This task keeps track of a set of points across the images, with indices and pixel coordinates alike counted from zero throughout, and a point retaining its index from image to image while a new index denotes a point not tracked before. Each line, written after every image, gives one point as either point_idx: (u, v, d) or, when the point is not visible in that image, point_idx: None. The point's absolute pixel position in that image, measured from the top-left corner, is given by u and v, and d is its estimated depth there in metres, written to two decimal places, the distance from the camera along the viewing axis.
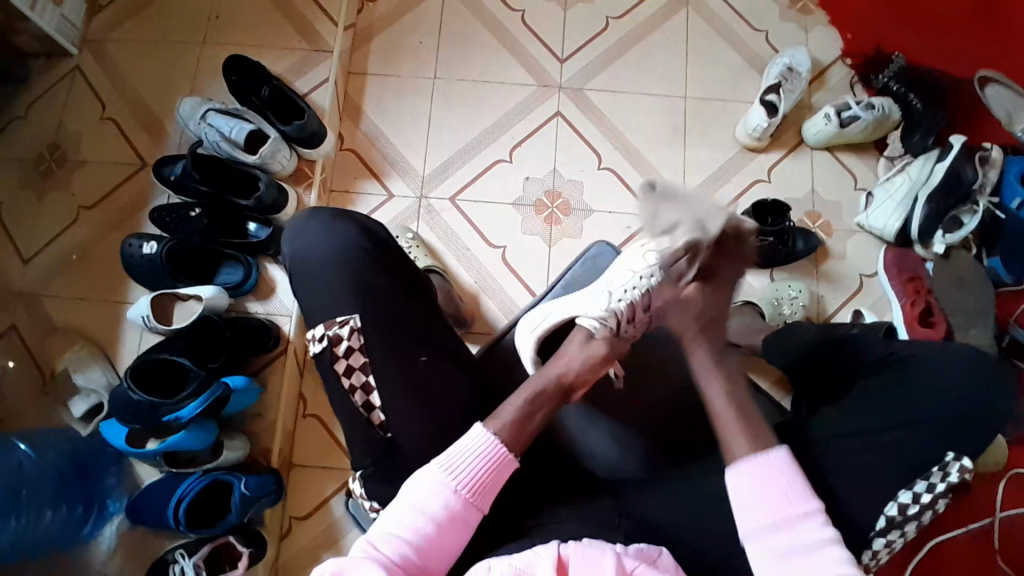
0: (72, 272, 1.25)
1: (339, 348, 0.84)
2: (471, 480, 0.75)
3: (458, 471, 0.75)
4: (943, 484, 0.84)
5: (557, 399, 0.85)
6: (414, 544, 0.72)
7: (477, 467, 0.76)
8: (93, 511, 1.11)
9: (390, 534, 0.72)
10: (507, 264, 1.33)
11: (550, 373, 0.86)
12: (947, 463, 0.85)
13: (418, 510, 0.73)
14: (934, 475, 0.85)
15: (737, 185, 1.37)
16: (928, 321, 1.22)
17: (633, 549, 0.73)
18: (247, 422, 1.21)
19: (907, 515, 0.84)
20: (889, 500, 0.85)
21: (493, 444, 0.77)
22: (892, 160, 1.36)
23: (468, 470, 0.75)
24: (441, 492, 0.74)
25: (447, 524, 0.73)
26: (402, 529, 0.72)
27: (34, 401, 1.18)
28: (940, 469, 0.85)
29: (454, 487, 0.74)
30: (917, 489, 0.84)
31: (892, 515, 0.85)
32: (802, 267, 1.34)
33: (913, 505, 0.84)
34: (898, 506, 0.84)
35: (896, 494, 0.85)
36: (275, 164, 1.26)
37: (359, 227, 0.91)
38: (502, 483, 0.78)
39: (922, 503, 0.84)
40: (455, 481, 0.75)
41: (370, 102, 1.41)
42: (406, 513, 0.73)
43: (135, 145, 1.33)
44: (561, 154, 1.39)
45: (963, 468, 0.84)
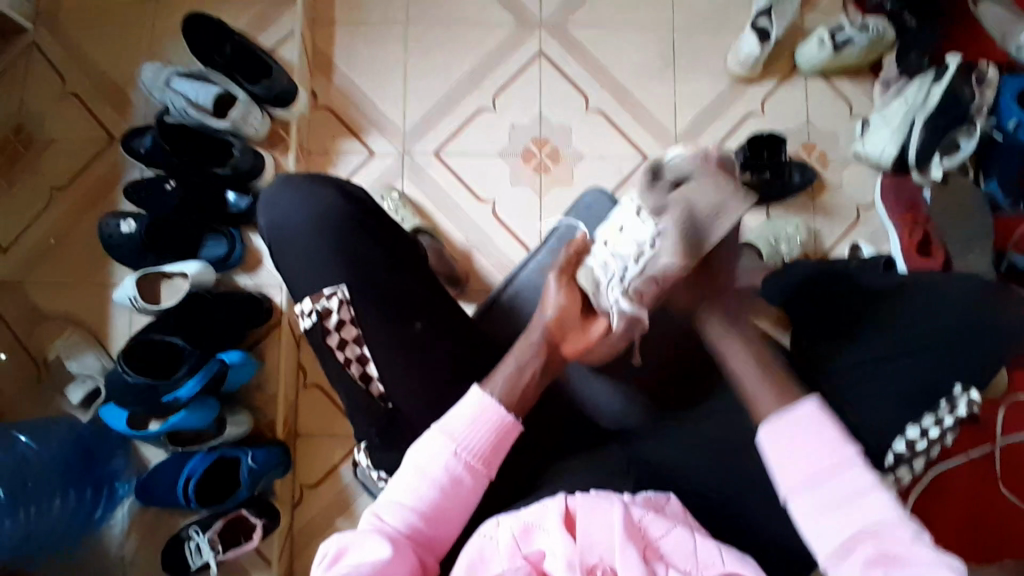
0: (51, 257, 1.21)
1: (330, 322, 0.82)
2: (474, 443, 0.75)
3: (459, 435, 0.75)
4: (951, 419, 0.85)
5: (546, 355, 0.83)
6: (420, 510, 0.73)
7: (478, 432, 0.76)
8: (103, 495, 1.12)
9: (394, 503, 0.73)
10: (498, 219, 1.30)
11: (533, 330, 0.84)
12: (955, 397, 0.86)
13: (421, 476, 0.74)
14: (942, 409, 0.86)
15: (730, 120, 1.32)
16: (926, 250, 1.21)
17: (640, 497, 0.74)
18: (248, 396, 1.20)
19: (914, 450, 0.86)
20: (897, 436, 0.86)
21: (494, 410, 0.77)
22: (888, 83, 1.30)
23: (469, 435, 0.76)
24: (444, 457, 0.74)
25: (450, 488, 0.74)
26: (408, 497, 0.73)
27: (30, 391, 1.17)
28: (949, 402, 0.86)
29: (456, 451, 0.75)
30: (925, 424, 0.85)
31: (901, 451, 0.86)
32: (799, 202, 1.31)
33: (921, 442, 0.86)
34: (906, 443, 0.86)
35: (904, 430, 0.86)
36: (249, 128, 1.22)
37: (340, 193, 0.87)
38: (506, 448, 0.78)
39: (930, 438, 0.85)
40: (457, 446, 0.75)
41: (341, 53, 1.34)
42: (411, 482, 0.74)
43: (100, 118, 1.26)
44: (545, 97, 1.33)
45: (971, 400, 0.86)
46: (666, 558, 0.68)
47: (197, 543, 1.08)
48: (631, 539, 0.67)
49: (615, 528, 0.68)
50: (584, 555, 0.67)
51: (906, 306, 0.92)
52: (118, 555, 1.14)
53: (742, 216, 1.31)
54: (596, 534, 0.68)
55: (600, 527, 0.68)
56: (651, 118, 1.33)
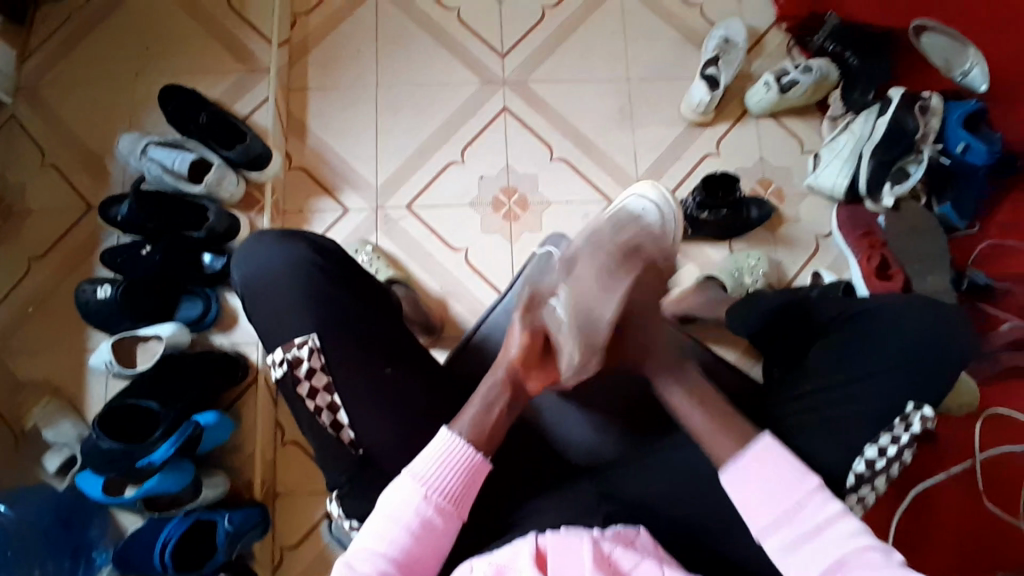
0: (27, 326, 1.23)
1: (300, 370, 0.83)
2: (443, 485, 0.76)
3: (429, 478, 0.76)
4: (907, 435, 0.87)
5: (511, 393, 0.84)
6: (392, 557, 0.72)
7: (448, 472, 0.76)
8: (81, 564, 1.10)
9: (367, 551, 0.73)
10: (471, 266, 1.33)
11: (497, 368, 0.85)
12: (909, 413, 0.87)
13: (393, 523, 0.74)
14: (897, 426, 0.87)
15: (688, 161, 1.39)
16: (885, 275, 1.25)
17: (610, 531, 0.74)
18: (225, 455, 1.20)
19: (875, 469, 0.86)
20: (857, 457, 0.87)
21: (463, 449, 0.78)
22: (835, 120, 1.38)
23: (439, 476, 0.76)
24: (414, 502, 0.74)
25: (422, 533, 0.74)
26: (379, 544, 0.73)
27: (3, 461, 1.16)
28: (903, 419, 0.87)
29: (427, 494, 0.75)
30: (882, 443, 0.87)
31: (862, 471, 0.86)
32: (759, 236, 1.36)
33: (880, 459, 0.86)
34: (867, 462, 0.86)
35: (863, 450, 0.87)
36: (223, 192, 1.25)
37: (310, 246, 0.89)
38: (477, 485, 0.79)
39: (889, 457, 0.86)
40: (427, 489, 0.75)
41: (313, 117, 1.39)
42: (382, 529, 0.74)
43: (78, 188, 1.30)
44: (511, 149, 1.39)
45: (925, 416, 0.87)
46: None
47: None
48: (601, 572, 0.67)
49: (586, 563, 0.68)
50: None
51: (862, 329, 0.95)
52: None
53: (706, 250, 1.35)
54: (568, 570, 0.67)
55: (570, 564, 0.68)
56: (613, 163, 1.39)
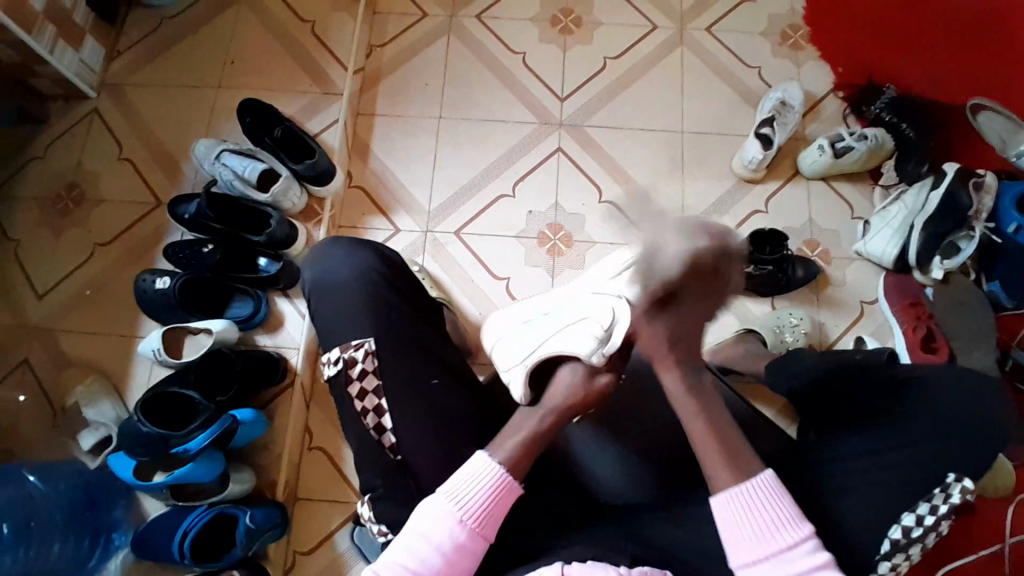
0: (85, 306, 1.29)
1: (354, 370, 0.86)
2: (476, 509, 0.76)
3: (465, 502, 0.76)
4: (946, 506, 0.84)
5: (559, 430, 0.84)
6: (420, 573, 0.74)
7: (482, 497, 0.77)
8: (99, 545, 1.11)
9: (397, 563, 0.74)
10: (511, 296, 1.36)
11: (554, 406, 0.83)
12: (949, 485, 0.85)
13: (424, 540, 0.75)
14: (936, 497, 0.85)
15: (736, 216, 1.40)
16: (930, 347, 1.22)
17: (638, 572, 0.75)
18: (256, 455, 1.22)
19: (911, 538, 0.84)
20: (894, 523, 0.84)
21: (498, 474, 0.78)
22: (887, 189, 1.39)
23: (474, 500, 0.77)
24: (447, 523, 0.75)
25: (451, 553, 0.75)
26: (409, 558, 0.74)
27: (42, 434, 1.20)
28: (942, 490, 0.85)
29: (460, 517, 0.76)
30: (920, 512, 0.84)
31: (897, 538, 0.84)
32: (802, 295, 1.36)
33: (916, 529, 0.84)
34: (902, 529, 0.84)
35: (899, 517, 0.84)
36: (286, 202, 1.30)
37: (378, 256, 0.95)
38: (507, 509, 0.79)
39: (927, 525, 0.84)
40: (462, 513, 0.76)
41: (377, 140, 1.46)
42: (414, 544, 0.75)
43: (150, 183, 1.38)
44: (562, 188, 1.43)
45: (965, 489, 0.84)
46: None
47: None
48: None
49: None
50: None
51: (907, 396, 0.93)
52: None
53: (746, 304, 1.35)
54: None
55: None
56: (660, 209, 1.41)
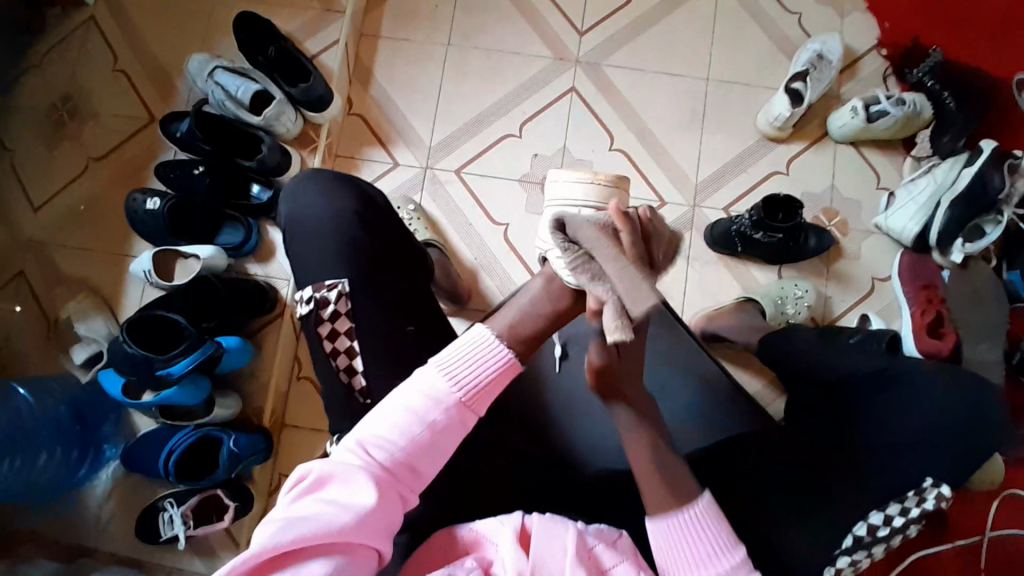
0: (79, 222, 1.28)
1: (325, 312, 0.82)
2: (472, 383, 0.66)
3: (459, 375, 0.65)
4: (917, 510, 0.81)
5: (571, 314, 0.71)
6: (404, 447, 0.63)
7: (478, 370, 0.66)
8: (89, 455, 1.17)
9: (377, 437, 0.63)
10: (508, 242, 1.32)
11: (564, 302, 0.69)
12: (925, 488, 0.82)
13: (408, 412, 0.64)
14: (909, 499, 0.82)
15: (752, 177, 1.32)
16: (937, 332, 1.15)
17: (593, 527, 0.71)
18: (242, 382, 1.24)
19: (876, 537, 0.81)
20: (860, 519, 0.82)
21: (499, 348, 0.67)
22: (920, 160, 1.29)
23: (467, 372, 0.66)
24: (436, 395, 0.64)
25: (441, 428, 0.64)
26: (390, 431, 0.63)
27: (36, 347, 1.22)
28: (917, 494, 0.82)
29: (452, 390, 0.65)
30: (889, 511, 0.81)
31: (861, 534, 0.81)
32: (812, 266, 1.30)
33: (883, 528, 0.81)
34: (868, 527, 0.81)
35: (867, 514, 0.82)
36: (280, 126, 1.26)
37: (359, 196, 0.89)
38: (503, 386, 0.68)
39: (894, 526, 0.81)
40: (454, 386, 0.65)
41: (380, 66, 1.39)
42: (397, 417, 0.64)
43: (144, 100, 1.33)
44: (571, 131, 1.35)
45: (941, 495, 0.81)
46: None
47: (170, 515, 1.12)
48: (581, 564, 0.66)
49: (568, 554, 0.66)
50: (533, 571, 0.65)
51: (901, 393, 0.89)
52: (96, 514, 1.17)
53: (751, 271, 1.30)
54: (550, 553, 0.66)
55: (553, 548, 0.66)
56: (673, 164, 1.33)
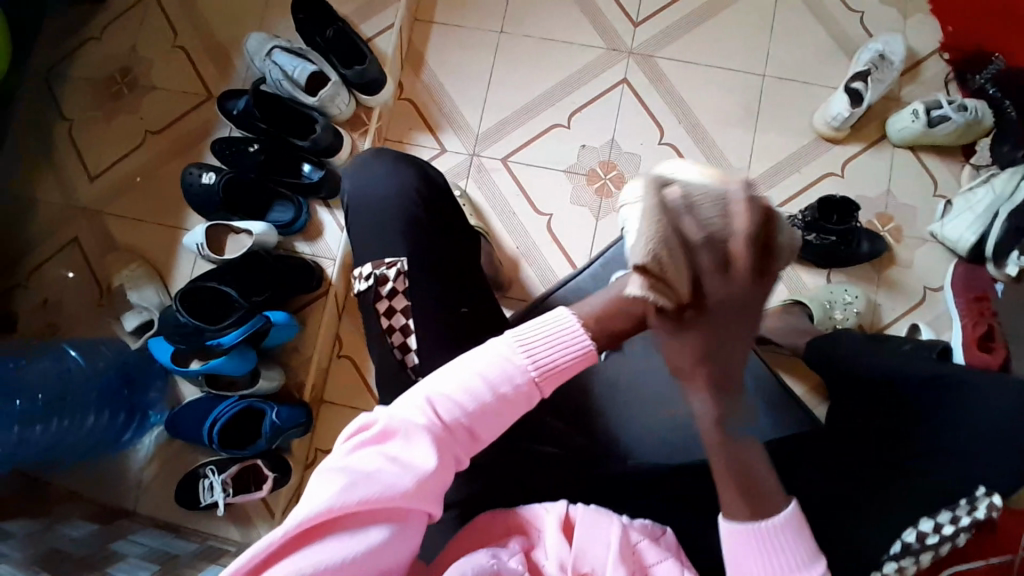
0: (134, 193, 1.32)
1: (384, 289, 0.84)
2: (546, 361, 0.66)
3: (535, 351, 0.66)
4: (968, 519, 0.78)
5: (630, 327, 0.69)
6: (466, 409, 0.64)
7: (553, 349, 0.66)
8: (135, 419, 1.21)
9: (444, 397, 0.65)
10: (551, 232, 1.32)
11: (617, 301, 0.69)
12: (977, 498, 0.79)
13: (478, 378, 0.65)
14: (959, 508, 0.79)
15: (803, 177, 1.30)
16: (987, 346, 1.12)
17: (638, 523, 0.72)
18: (285, 355, 1.27)
19: (925, 544, 0.78)
20: (908, 526, 0.80)
21: (577, 332, 0.67)
22: (978, 169, 1.26)
23: (544, 350, 0.66)
24: (509, 366, 0.65)
25: (506, 399, 0.65)
26: (458, 392, 0.65)
27: (88, 312, 1.27)
28: (968, 502, 0.79)
29: (526, 365, 0.65)
30: (940, 519, 0.79)
31: (909, 541, 0.79)
32: (863, 272, 1.28)
33: (932, 536, 0.78)
34: (916, 534, 0.79)
35: (916, 522, 0.79)
36: (333, 108, 1.28)
37: (419, 173, 0.90)
38: (575, 366, 0.68)
39: (943, 534, 0.78)
40: (528, 360, 0.66)
41: (433, 52, 1.40)
42: (468, 380, 0.65)
43: (202, 76, 1.36)
44: (620, 123, 1.35)
45: (993, 505, 0.78)
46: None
47: (210, 481, 1.16)
48: (624, 560, 0.66)
49: (612, 548, 0.66)
50: (575, 562, 0.66)
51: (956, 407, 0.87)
52: (138, 476, 1.22)
53: (800, 274, 1.29)
54: (593, 543, 0.67)
55: (597, 540, 0.67)
56: (723, 161, 1.32)
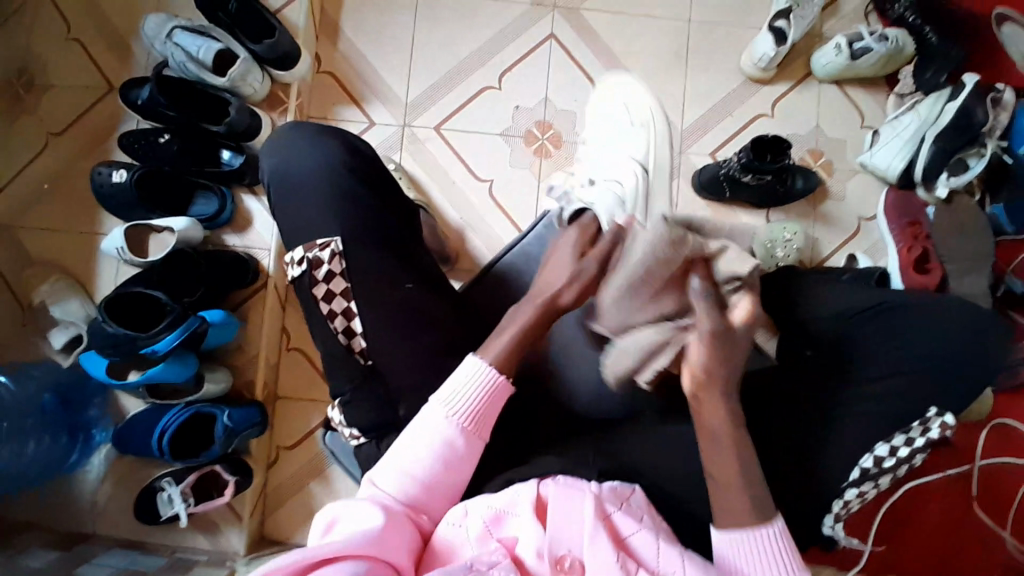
0: (44, 202, 1.21)
1: (319, 272, 0.79)
2: (469, 410, 0.76)
3: (457, 405, 0.76)
4: (922, 440, 0.85)
5: (546, 322, 0.83)
6: (416, 479, 0.73)
7: (474, 397, 0.76)
8: (79, 441, 1.14)
9: (392, 471, 0.74)
10: (494, 199, 1.29)
11: (536, 297, 0.84)
12: (929, 418, 0.86)
13: (418, 447, 0.74)
14: (913, 430, 0.85)
15: (738, 120, 1.30)
16: (923, 268, 1.18)
17: (607, 487, 0.73)
18: (231, 355, 1.21)
19: (882, 467, 0.85)
20: (867, 453, 0.85)
21: (489, 374, 0.77)
22: (902, 97, 1.28)
23: (465, 401, 0.76)
24: (441, 427, 0.75)
25: (447, 457, 0.74)
26: (405, 464, 0.74)
27: (10, 334, 1.17)
28: (921, 424, 0.86)
29: (453, 419, 0.75)
30: (894, 442, 0.85)
31: (867, 467, 0.84)
32: (800, 208, 1.30)
33: (889, 458, 0.85)
34: (874, 459, 0.85)
35: (874, 447, 0.85)
36: (246, 87, 1.19)
37: (342, 146, 0.85)
38: (498, 409, 0.79)
39: (899, 457, 0.84)
40: (454, 413, 0.75)
41: (349, 20, 1.32)
42: (410, 449, 0.74)
43: (101, 67, 1.25)
44: (551, 79, 1.31)
45: (945, 424, 0.85)
46: (633, 552, 0.68)
47: (169, 494, 1.10)
48: (601, 528, 0.67)
49: (586, 520, 0.68)
50: (553, 546, 0.67)
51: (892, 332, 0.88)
52: (91, 499, 1.15)
53: (740, 216, 1.30)
54: (567, 521, 0.68)
55: (570, 517, 0.68)
56: (660, 110, 1.31)
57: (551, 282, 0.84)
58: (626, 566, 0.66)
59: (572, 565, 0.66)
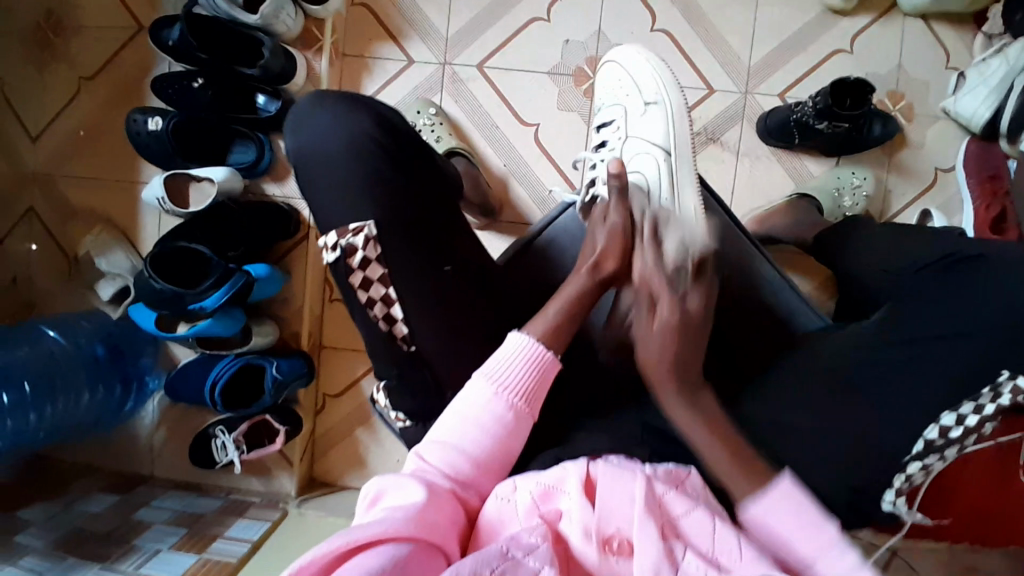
0: (80, 150, 1.19)
1: (354, 259, 0.74)
2: (517, 385, 0.73)
3: (502, 378, 0.72)
4: (993, 407, 0.70)
5: (593, 295, 0.80)
6: (465, 453, 0.69)
7: (520, 371, 0.73)
8: (133, 390, 1.18)
9: (439, 442, 0.70)
10: (539, 145, 1.21)
11: (582, 272, 0.80)
12: (1000, 383, 0.69)
13: (466, 420, 0.71)
14: (983, 397, 0.70)
15: (811, 58, 1.18)
16: (999, 228, 1.08)
17: (661, 470, 0.68)
18: (274, 306, 1.21)
19: (949, 439, 0.70)
20: (931, 422, 0.70)
21: (535, 348, 0.74)
22: (992, 37, 1.14)
23: (511, 375, 0.73)
24: (488, 401, 0.71)
25: (497, 432, 0.71)
26: (453, 436, 0.70)
27: (62, 286, 1.21)
28: (992, 389, 0.70)
29: (499, 393, 0.72)
30: (963, 411, 0.69)
31: (933, 438, 0.70)
32: (872, 157, 1.19)
33: (957, 429, 0.69)
34: (940, 429, 0.70)
35: (938, 416, 0.70)
36: (280, 25, 1.12)
37: (374, 114, 0.78)
38: (547, 387, 0.75)
39: (968, 427, 0.70)
40: (499, 387, 0.72)
41: None
42: (455, 422, 0.71)
43: (127, 4, 1.17)
44: (605, 10, 1.19)
45: (1019, 388, 0.69)
46: (687, 537, 0.62)
47: (223, 442, 1.14)
48: (651, 514, 0.61)
49: (637, 502, 0.62)
50: (601, 525, 0.62)
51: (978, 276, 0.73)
52: (149, 442, 1.20)
53: (805, 163, 1.20)
54: (617, 502, 0.63)
55: (621, 498, 0.63)
56: (724, 46, 1.19)
57: (596, 248, 0.82)
58: (675, 549, 0.60)
59: (621, 545, 0.61)
